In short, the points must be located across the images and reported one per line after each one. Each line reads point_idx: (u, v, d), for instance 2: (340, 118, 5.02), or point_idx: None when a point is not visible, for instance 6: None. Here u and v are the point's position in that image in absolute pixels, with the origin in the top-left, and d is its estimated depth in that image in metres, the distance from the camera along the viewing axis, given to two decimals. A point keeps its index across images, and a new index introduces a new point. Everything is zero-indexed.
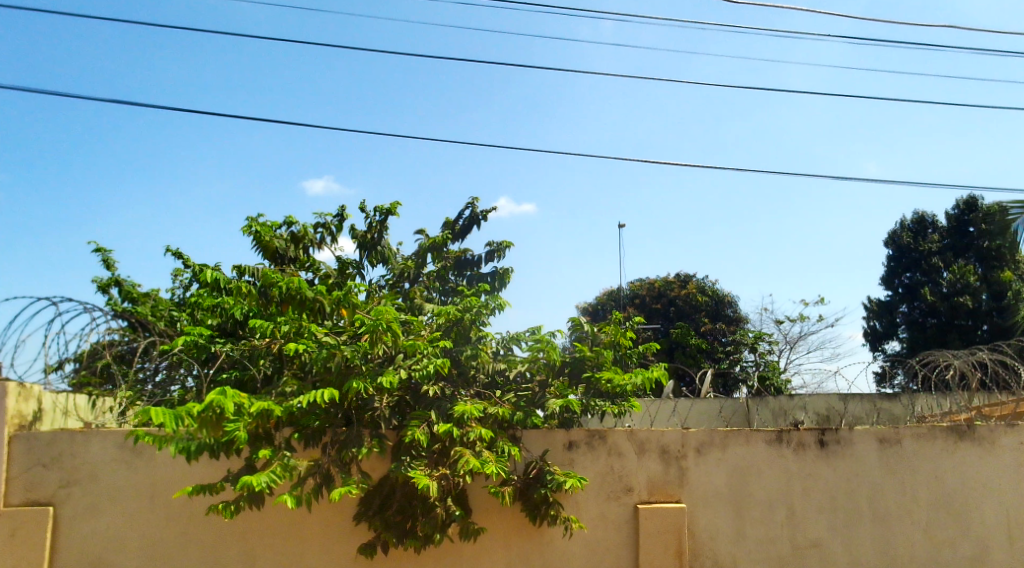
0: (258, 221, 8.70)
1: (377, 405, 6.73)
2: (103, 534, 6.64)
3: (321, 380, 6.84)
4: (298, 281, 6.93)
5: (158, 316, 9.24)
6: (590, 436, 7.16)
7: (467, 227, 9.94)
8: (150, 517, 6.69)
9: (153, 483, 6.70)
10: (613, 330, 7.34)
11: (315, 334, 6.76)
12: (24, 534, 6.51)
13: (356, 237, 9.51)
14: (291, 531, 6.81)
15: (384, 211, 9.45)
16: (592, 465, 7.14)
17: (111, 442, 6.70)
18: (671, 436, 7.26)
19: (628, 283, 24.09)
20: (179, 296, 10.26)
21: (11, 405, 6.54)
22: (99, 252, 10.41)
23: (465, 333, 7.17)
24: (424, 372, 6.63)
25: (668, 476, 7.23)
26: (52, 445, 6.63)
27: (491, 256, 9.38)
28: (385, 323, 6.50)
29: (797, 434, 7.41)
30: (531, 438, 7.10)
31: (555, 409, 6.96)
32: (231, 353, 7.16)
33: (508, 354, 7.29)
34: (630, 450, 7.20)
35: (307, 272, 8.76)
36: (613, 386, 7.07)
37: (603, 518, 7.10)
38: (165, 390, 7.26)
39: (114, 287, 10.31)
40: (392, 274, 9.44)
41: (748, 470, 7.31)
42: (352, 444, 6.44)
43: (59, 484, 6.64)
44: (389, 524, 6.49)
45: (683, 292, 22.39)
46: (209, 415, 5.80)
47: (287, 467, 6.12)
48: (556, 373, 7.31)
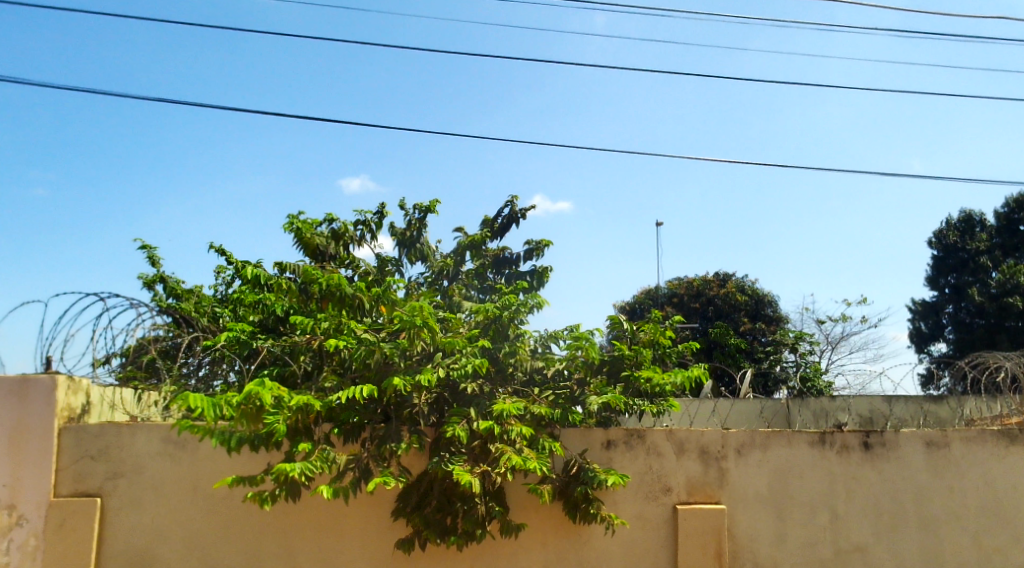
0: (300, 217, 9.06)
1: (415, 402, 6.75)
2: (148, 526, 6.76)
3: (361, 376, 6.85)
4: (338, 278, 7.06)
5: (201, 311, 9.39)
6: (629, 435, 7.12)
7: (505, 226, 10.12)
8: (193, 511, 6.79)
9: (196, 477, 6.81)
10: (652, 330, 7.33)
11: (355, 331, 6.79)
12: (73, 525, 6.63)
13: (396, 234, 9.75)
14: (331, 525, 6.88)
15: (423, 208, 9.67)
16: (630, 464, 7.11)
17: (156, 435, 6.82)
18: (710, 436, 7.20)
19: (666, 283, 23.90)
20: (222, 292, 10.41)
21: (61, 399, 6.70)
22: (143, 249, 10.58)
23: (504, 330, 7.19)
24: (463, 371, 6.61)
25: (708, 476, 7.16)
26: (100, 437, 6.77)
27: (528, 255, 9.56)
28: (421, 319, 6.56)
29: (841, 436, 7.30)
30: (569, 435, 7.10)
31: (596, 408, 6.91)
32: (272, 349, 7.30)
33: (546, 352, 7.30)
34: (669, 450, 7.16)
35: (346, 269, 9.05)
36: (652, 385, 7.04)
37: (642, 518, 7.07)
38: (208, 385, 7.40)
39: (159, 283, 10.48)
40: (432, 271, 9.59)
41: (789, 473, 7.22)
42: (391, 440, 6.50)
43: (106, 476, 6.77)
44: (428, 521, 6.53)
45: (722, 291, 22.18)
46: (249, 406, 5.93)
47: (326, 459, 6.21)
48: (595, 372, 7.29)
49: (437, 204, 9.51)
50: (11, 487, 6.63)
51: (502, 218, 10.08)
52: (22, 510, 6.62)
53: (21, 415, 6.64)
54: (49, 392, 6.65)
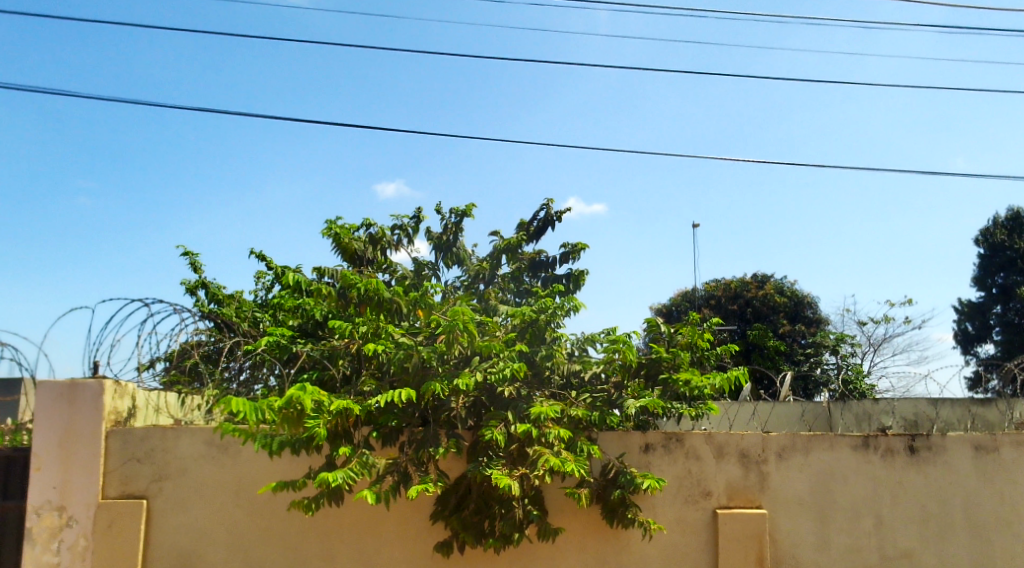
0: (337, 223, 9.32)
1: (452, 405, 6.76)
2: (192, 528, 6.87)
3: (399, 380, 6.90)
4: (376, 282, 7.16)
5: (241, 317, 9.52)
6: (667, 439, 7.09)
7: (541, 228, 10.20)
8: (236, 512, 6.89)
9: (238, 479, 6.91)
10: (690, 332, 7.27)
11: (393, 335, 6.87)
12: (120, 526, 6.75)
13: (433, 238, 10.03)
14: (370, 527, 6.93)
15: (459, 212, 9.98)
16: (669, 468, 7.07)
17: (199, 438, 6.93)
18: (750, 440, 7.13)
19: (703, 284, 23.72)
20: (262, 297, 10.55)
21: (108, 402, 6.84)
22: (185, 255, 10.76)
23: (540, 334, 7.21)
24: (501, 375, 6.66)
25: (748, 481, 7.10)
26: (146, 440, 6.89)
27: (564, 258, 9.63)
28: (461, 324, 6.54)
29: (885, 440, 7.19)
30: (606, 439, 7.08)
31: (634, 411, 6.90)
32: (311, 353, 7.32)
33: (584, 355, 7.38)
34: (708, 453, 7.11)
35: (384, 273, 9.31)
36: (691, 389, 7.01)
37: (681, 522, 7.03)
38: (249, 389, 7.48)
39: (200, 289, 10.66)
40: (468, 275, 9.74)
41: (832, 477, 7.13)
42: (429, 444, 6.55)
43: (152, 478, 6.89)
44: (466, 525, 6.56)
45: (760, 292, 21.96)
46: (290, 411, 5.97)
47: (365, 464, 6.25)
48: (633, 375, 7.26)
49: (472, 207, 9.61)
50: (60, 489, 6.75)
51: (539, 221, 10.15)
52: (71, 512, 6.74)
53: (69, 419, 6.78)
54: (97, 396, 6.79)
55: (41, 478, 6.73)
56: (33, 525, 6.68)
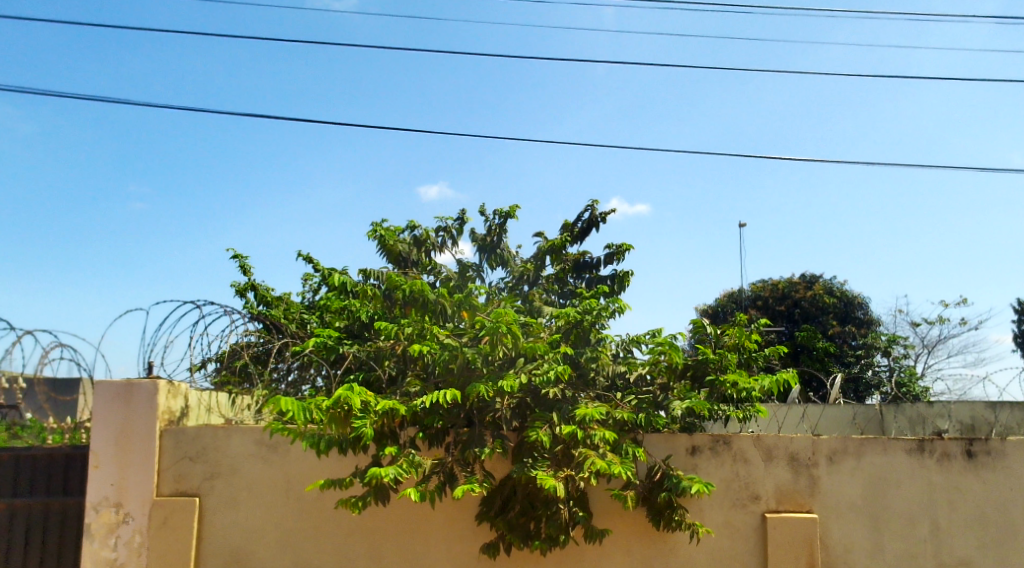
0: (383, 226, 9.74)
1: (497, 406, 6.77)
2: (243, 526, 6.97)
3: (445, 382, 6.93)
4: (420, 284, 7.22)
5: (289, 318, 9.65)
6: (715, 441, 7.02)
7: (585, 230, 10.68)
8: (285, 511, 6.97)
9: (287, 478, 6.99)
10: (737, 334, 7.22)
11: (438, 336, 6.85)
12: (174, 523, 6.87)
13: (476, 240, 10.41)
14: (417, 527, 6.97)
15: (502, 215, 10.54)
16: (717, 471, 7.00)
17: (250, 437, 7.03)
18: (800, 443, 7.03)
19: (750, 285, 23.43)
20: (309, 299, 10.68)
21: (162, 402, 6.97)
22: (235, 257, 10.93)
23: (585, 335, 7.20)
24: (546, 376, 6.65)
25: (799, 485, 6.99)
26: (198, 439, 7.02)
27: (609, 259, 10.22)
28: (505, 325, 6.53)
29: (941, 444, 7.04)
30: (652, 441, 7.03)
31: (680, 412, 6.90)
32: (358, 355, 7.45)
33: (629, 357, 7.40)
34: (756, 456, 7.02)
35: (429, 275, 9.56)
36: (738, 390, 6.94)
37: (729, 526, 6.96)
38: (297, 389, 7.70)
39: (250, 291, 10.82)
40: (511, 276, 10.00)
41: (886, 482, 7.00)
42: (475, 445, 6.56)
43: (204, 476, 7.00)
44: (512, 526, 6.58)
45: (809, 293, 21.63)
46: (337, 411, 6.01)
47: (413, 463, 6.30)
48: (678, 376, 7.21)
49: (517, 209, 10.50)
50: (117, 487, 6.89)
51: (582, 223, 10.65)
52: (128, 509, 6.88)
53: (125, 418, 6.92)
54: (151, 396, 6.93)
55: (99, 475, 6.89)
56: (92, 522, 6.84)
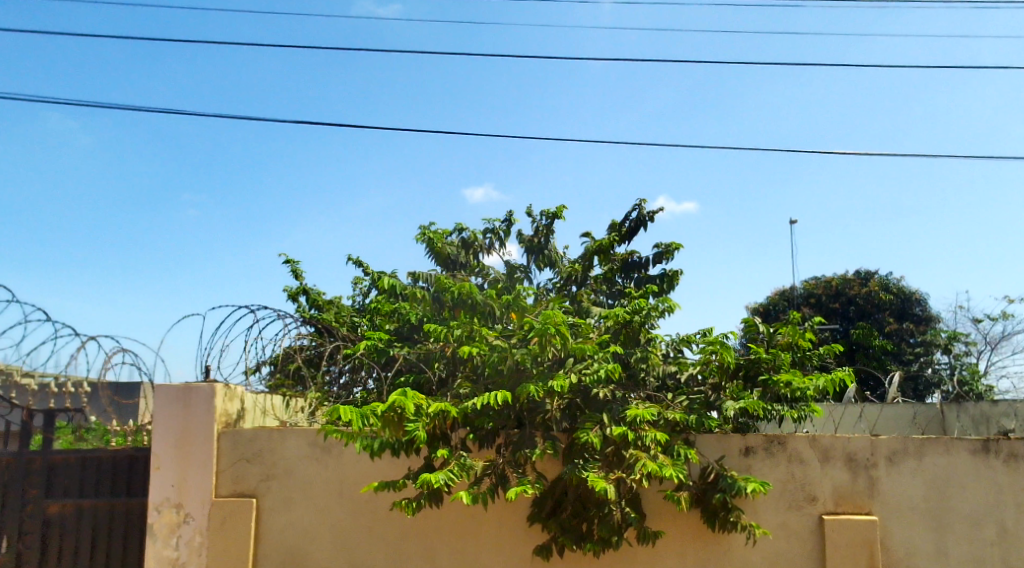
0: (431, 229, 9.91)
1: (548, 407, 6.75)
2: (299, 527, 7.06)
3: (495, 383, 6.93)
4: (467, 287, 7.34)
5: (341, 321, 9.77)
6: (769, 442, 6.91)
7: (633, 229, 10.66)
8: (339, 512, 7.04)
9: (342, 479, 7.06)
10: (791, 332, 7.13)
11: (487, 338, 6.86)
12: (233, 524, 6.99)
13: (524, 241, 10.42)
14: (470, 528, 6.99)
15: (549, 215, 10.56)
16: (772, 472, 6.90)
17: (304, 440, 7.12)
18: (858, 444, 6.89)
19: (803, 283, 23.06)
20: (360, 302, 10.79)
21: (219, 405, 7.09)
22: (287, 262, 11.10)
23: (635, 335, 7.17)
24: (596, 376, 6.61)
25: (857, 486, 6.86)
26: (254, 441, 7.12)
27: (658, 259, 10.27)
28: (553, 326, 6.48)
29: (1007, 444, 6.85)
30: (705, 442, 6.95)
31: (732, 413, 6.77)
32: (408, 357, 7.53)
33: (679, 356, 7.37)
34: (813, 457, 6.90)
35: (477, 276, 9.60)
36: (793, 390, 6.79)
37: (786, 527, 6.85)
38: (349, 391, 7.80)
39: (302, 296, 10.97)
40: (560, 277, 10.03)
41: (950, 483, 6.83)
42: (526, 446, 6.55)
43: (261, 478, 7.11)
44: (564, 527, 6.57)
45: (863, 290, 21.22)
46: (390, 415, 6.08)
47: (463, 466, 6.31)
48: (731, 376, 7.11)
49: (563, 209, 10.61)
50: (177, 487, 7.03)
51: (630, 222, 10.65)
52: (188, 509, 7.01)
53: (184, 421, 7.06)
54: (209, 399, 7.06)
55: (160, 476, 7.04)
56: (154, 521, 6.98)
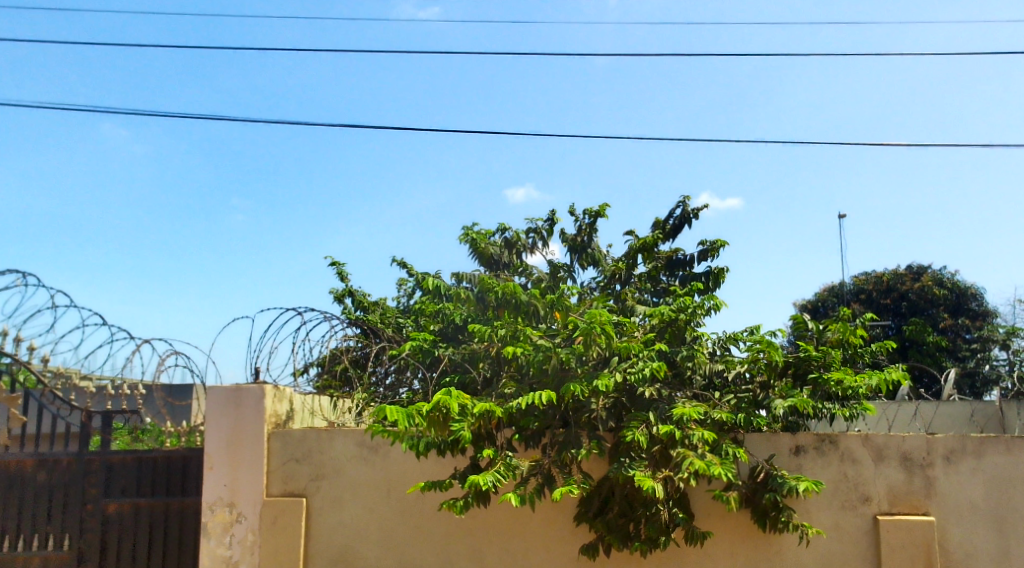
0: (474, 230, 9.96)
1: (593, 407, 6.71)
2: (348, 527, 7.10)
3: (540, 383, 6.90)
4: (511, 286, 7.34)
5: (386, 322, 9.84)
6: (820, 441, 6.79)
7: (677, 226, 10.56)
8: (387, 511, 7.08)
9: (390, 479, 7.10)
10: (841, 329, 6.98)
11: (531, 338, 6.82)
12: (284, 523, 7.06)
13: (567, 240, 10.40)
14: (516, 528, 6.98)
15: (592, 213, 10.53)
16: (824, 471, 6.77)
17: (352, 440, 7.17)
18: (913, 442, 6.74)
19: (853, 279, 22.68)
20: (405, 303, 10.86)
21: (268, 406, 7.17)
22: (333, 265, 11.21)
23: (680, 333, 7.12)
24: (641, 376, 6.55)
25: (913, 486, 6.70)
26: (303, 441, 7.19)
27: (703, 255, 10.19)
28: (599, 325, 6.48)
29: None
30: (754, 441, 6.85)
31: (781, 411, 6.66)
32: (453, 357, 7.55)
33: (726, 355, 7.25)
34: (866, 456, 6.76)
35: (521, 276, 9.59)
36: (844, 389, 6.64)
37: (839, 528, 6.72)
38: (395, 392, 7.84)
39: (347, 297, 11.08)
40: (604, 276, 10.00)
41: (1011, 482, 6.65)
42: (572, 446, 6.51)
43: (310, 478, 7.17)
44: (611, 527, 6.52)
45: (916, 285, 20.79)
46: (436, 415, 6.09)
47: (510, 467, 6.29)
48: (779, 374, 6.99)
49: (605, 208, 10.60)
50: (230, 487, 7.11)
51: (674, 220, 10.57)
52: (241, 508, 7.09)
53: (235, 422, 7.15)
54: (259, 400, 7.14)
55: (213, 476, 7.13)
56: (208, 520, 7.08)
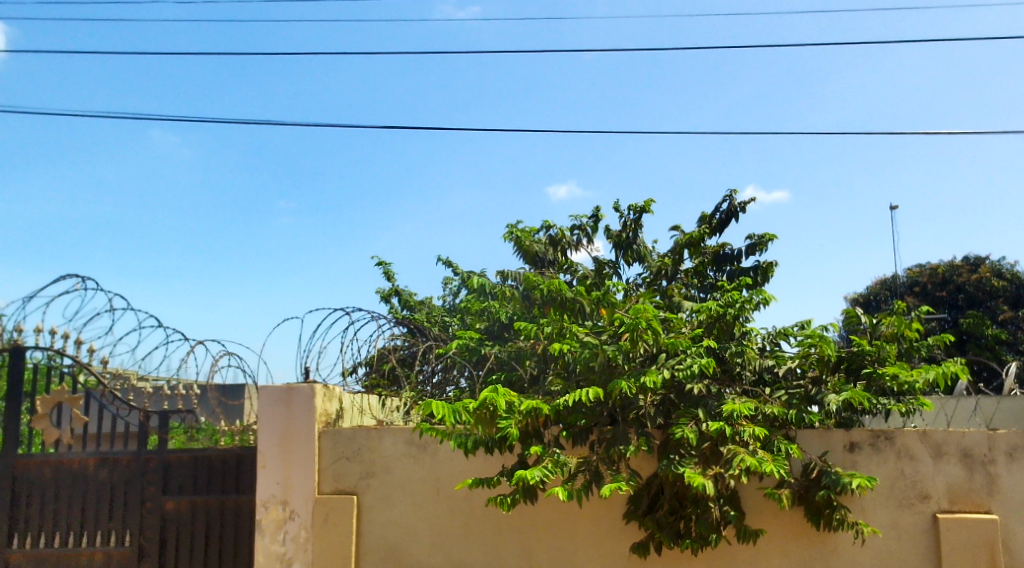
0: (519, 227, 9.92)
1: (641, 403, 6.60)
2: (399, 525, 7.13)
3: (586, 380, 6.85)
4: (557, 283, 7.27)
5: (432, 321, 9.89)
6: (875, 437, 6.63)
7: (724, 220, 10.42)
8: (437, 509, 7.09)
9: (439, 477, 7.11)
10: (896, 322, 6.83)
11: (577, 335, 6.75)
12: (335, 520, 7.10)
13: (612, 237, 10.34)
14: (565, 526, 6.94)
15: (637, 209, 10.44)
16: (880, 468, 6.62)
17: (401, 438, 7.20)
18: (973, 438, 6.55)
19: (906, 271, 22.21)
20: (451, 302, 10.88)
21: (319, 405, 7.23)
22: (380, 265, 11.26)
23: (728, 329, 7.03)
24: (689, 372, 6.43)
25: (974, 483, 6.53)
26: (353, 439, 7.23)
27: (751, 249, 10.04)
28: (645, 321, 6.44)
29: None
30: (807, 438, 6.72)
31: (835, 407, 6.52)
32: (500, 355, 7.54)
33: (776, 350, 7.11)
34: (924, 453, 6.59)
35: (566, 273, 9.57)
36: (900, 383, 6.48)
37: (897, 526, 6.57)
38: (443, 390, 7.89)
39: (394, 296, 11.13)
40: (650, 271, 9.93)
41: None
42: (620, 443, 6.44)
43: (360, 476, 7.21)
44: (662, 525, 6.44)
45: (973, 276, 20.26)
46: (483, 412, 6.10)
47: (559, 463, 6.26)
48: (832, 369, 6.85)
49: (650, 203, 10.49)
50: (283, 485, 7.16)
51: (721, 214, 10.44)
52: (293, 505, 7.14)
53: (287, 421, 7.21)
54: (310, 399, 7.20)
55: (267, 474, 7.18)
56: (262, 518, 7.12)
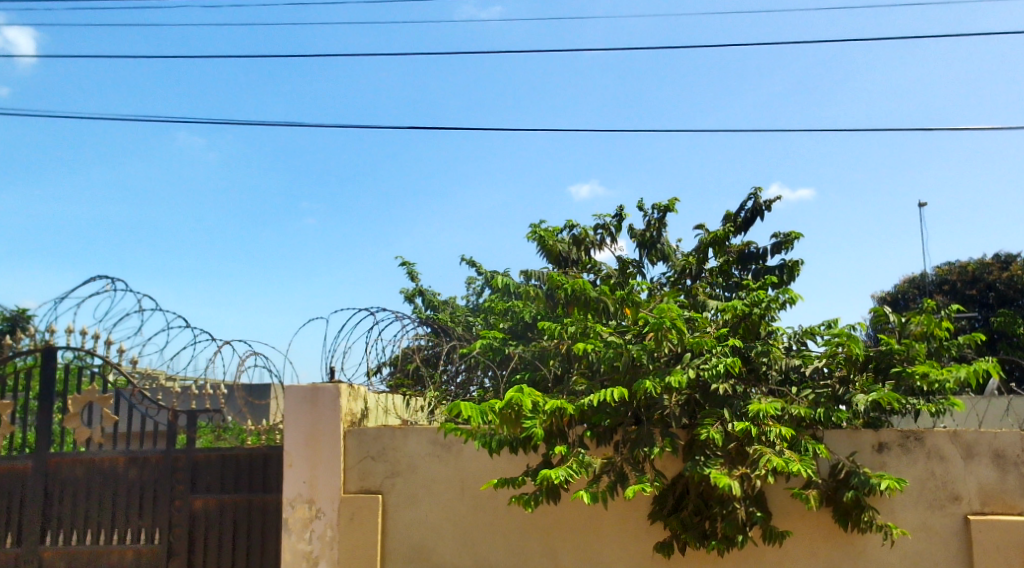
0: (542, 227, 9.93)
1: (666, 403, 6.55)
2: (424, 525, 7.13)
3: (611, 379, 6.82)
4: (581, 283, 7.21)
5: (456, 321, 9.91)
6: (904, 437, 6.55)
7: (749, 218, 10.34)
8: (462, 508, 7.09)
9: (463, 477, 7.10)
10: (925, 321, 6.70)
11: (601, 334, 6.74)
12: (361, 519, 7.11)
13: (636, 237, 10.30)
14: (590, 525, 6.91)
15: (661, 207, 10.38)
16: (910, 468, 6.54)
17: (425, 438, 7.21)
18: (1005, 439, 6.45)
19: (934, 270, 21.94)
20: (474, 302, 10.89)
21: (344, 404, 7.25)
22: (404, 265, 11.32)
23: (754, 329, 6.99)
24: (715, 371, 6.38)
25: (1006, 484, 6.42)
26: (378, 439, 7.26)
27: (776, 248, 9.95)
28: (669, 320, 6.38)
29: None
30: (835, 438, 6.65)
31: (864, 407, 6.43)
32: (524, 355, 7.48)
33: (803, 349, 7.05)
34: (955, 453, 6.50)
35: (589, 273, 9.57)
36: (930, 381, 6.37)
37: (927, 527, 6.48)
38: (466, 390, 7.92)
39: (418, 296, 11.10)
40: (674, 270, 9.87)
41: None
42: (645, 443, 6.40)
43: (386, 475, 7.22)
44: (687, 525, 6.40)
45: (1004, 274, 19.97)
46: (508, 411, 6.09)
47: (583, 463, 6.24)
48: (859, 368, 6.78)
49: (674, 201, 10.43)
50: (309, 484, 7.18)
51: (746, 213, 10.36)
52: (319, 504, 7.15)
53: (313, 420, 7.22)
54: (334, 399, 7.21)
55: (294, 473, 7.19)
56: (288, 516, 7.13)
